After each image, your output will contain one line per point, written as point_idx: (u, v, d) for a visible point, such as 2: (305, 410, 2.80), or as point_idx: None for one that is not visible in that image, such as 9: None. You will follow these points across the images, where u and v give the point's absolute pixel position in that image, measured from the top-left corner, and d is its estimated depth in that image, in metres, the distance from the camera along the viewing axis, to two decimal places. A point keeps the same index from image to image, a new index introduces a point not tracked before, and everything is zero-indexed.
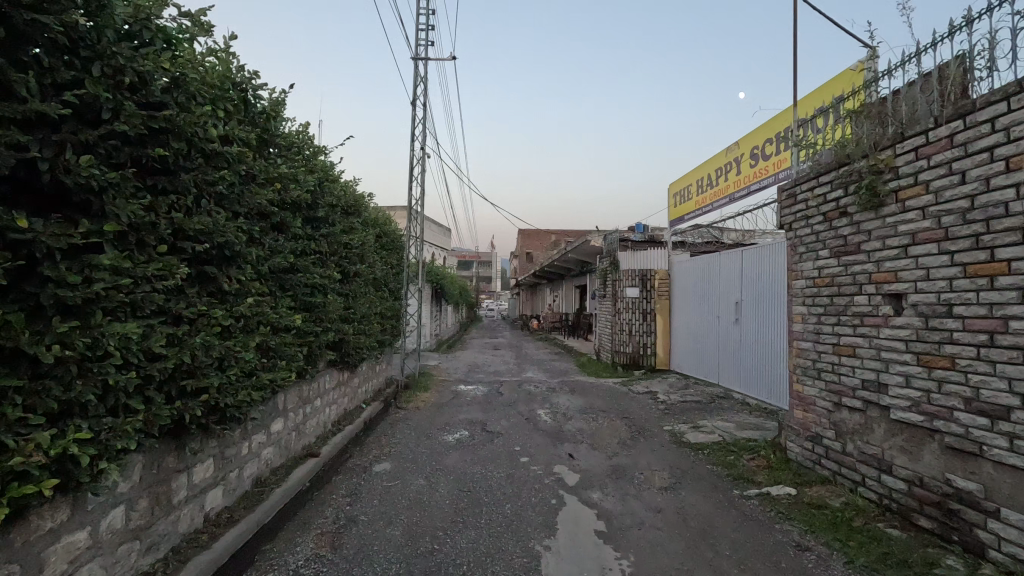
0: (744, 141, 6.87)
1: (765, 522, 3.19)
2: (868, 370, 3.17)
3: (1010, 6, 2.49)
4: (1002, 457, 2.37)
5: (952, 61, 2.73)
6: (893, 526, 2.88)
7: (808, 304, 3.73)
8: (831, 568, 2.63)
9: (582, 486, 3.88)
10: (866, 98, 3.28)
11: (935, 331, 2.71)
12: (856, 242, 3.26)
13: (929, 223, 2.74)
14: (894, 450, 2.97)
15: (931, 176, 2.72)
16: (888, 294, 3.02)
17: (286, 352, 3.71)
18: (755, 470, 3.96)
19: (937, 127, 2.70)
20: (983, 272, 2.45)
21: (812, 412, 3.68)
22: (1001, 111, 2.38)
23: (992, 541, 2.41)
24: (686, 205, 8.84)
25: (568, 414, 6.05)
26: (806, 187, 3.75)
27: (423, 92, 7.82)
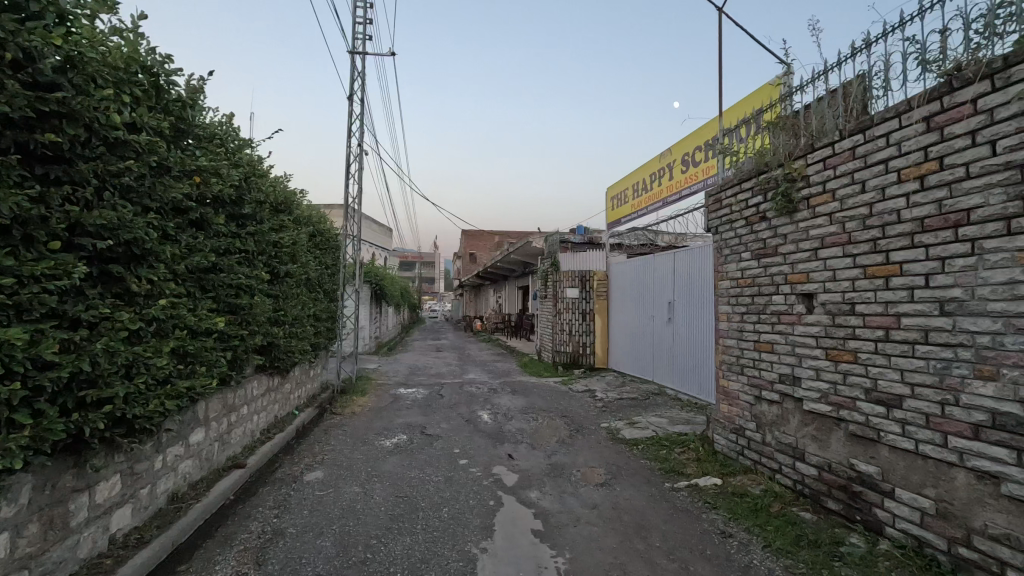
0: (676, 147, 7.16)
1: (693, 512, 3.33)
2: (784, 365, 3.39)
3: (902, 32, 2.73)
4: (896, 441, 2.60)
5: (854, 80, 2.97)
6: (805, 510, 3.09)
7: (732, 304, 3.94)
8: (750, 552, 2.79)
9: (520, 486, 3.89)
10: (781, 111, 3.51)
11: (841, 328, 2.94)
12: (773, 246, 3.48)
13: (835, 228, 2.97)
14: (806, 439, 3.20)
15: (837, 185, 2.95)
16: (801, 294, 3.24)
17: (207, 358, 3.46)
18: (685, 462, 4.14)
19: (842, 139, 2.93)
20: (880, 273, 2.69)
21: (736, 405, 3.89)
22: (894, 127, 2.62)
23: (888, 518, 2.64)
24: (623, 208, 9.12)
25: (509, 414, 6.07)
26: (729, 193, 3.97)
27: (360, 87, 7.59)
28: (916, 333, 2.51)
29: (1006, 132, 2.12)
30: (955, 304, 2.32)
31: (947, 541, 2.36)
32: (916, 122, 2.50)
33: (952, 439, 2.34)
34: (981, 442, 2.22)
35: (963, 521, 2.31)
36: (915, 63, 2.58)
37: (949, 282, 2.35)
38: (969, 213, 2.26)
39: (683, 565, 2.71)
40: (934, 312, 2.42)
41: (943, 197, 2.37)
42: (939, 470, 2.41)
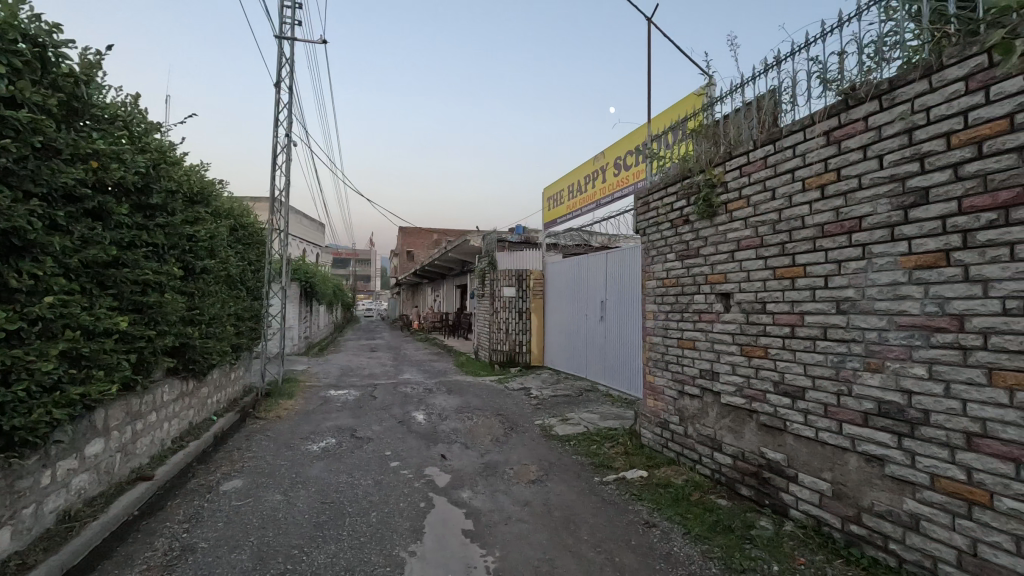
0: (609, 151, 7.37)
1: (620, 504, 3.45)
2: (704, 361, 3.58)
3: (807, 52, 2.96)
4: (799, 430, 2.82)
5: (766, 94, 3.18)
6: (721, 497, 3.29)
7: (658, 303, 4.11)
8: (672, 540, 2.92)
9: (452, 486, 3.85)
10: (703, 120, 3.70)
11: (754, 325, 3.15)
12: (695, 248, 3.66)
13: (749, 232, 3.17)
14: (723, 430, 3.39)
15: (751, 191, 3.15)
16: (719, 293, 3.43)
17: (107, 361, 3.14)
18: (614, 456, 4.27)
19: (755, 149, 3.14)
20: (787, 274, 2.90)
21: (661, 400, 4.07)
22: (799, 139, 2.83)
23: (792, 501, 2.86)
24: (559, 209, 9.28)
25: (443, 414, 6.00)
26: (656, 196, 4.14)
27: (288, 74, 7.21)
28: (816, 330, 2.73)
29: (891, 148, 2.35)
30: (849, 303, 2.54)
31: (841, 520, 2.59)
32: (818, 135, 2.72)
33: (846, 426, 2.56)
34: (869, 429, 2.45)
35: (854, 501, 2.54)
36: (818, 81, 2.80)
37: (844, 283, 2.57)
38: (861, 220, 2.48)
39: (609, 557, 2.79)
40: (832, 310, 2.64)
41: (840, 205, 2.59)
42: (834, 454, 2.63)
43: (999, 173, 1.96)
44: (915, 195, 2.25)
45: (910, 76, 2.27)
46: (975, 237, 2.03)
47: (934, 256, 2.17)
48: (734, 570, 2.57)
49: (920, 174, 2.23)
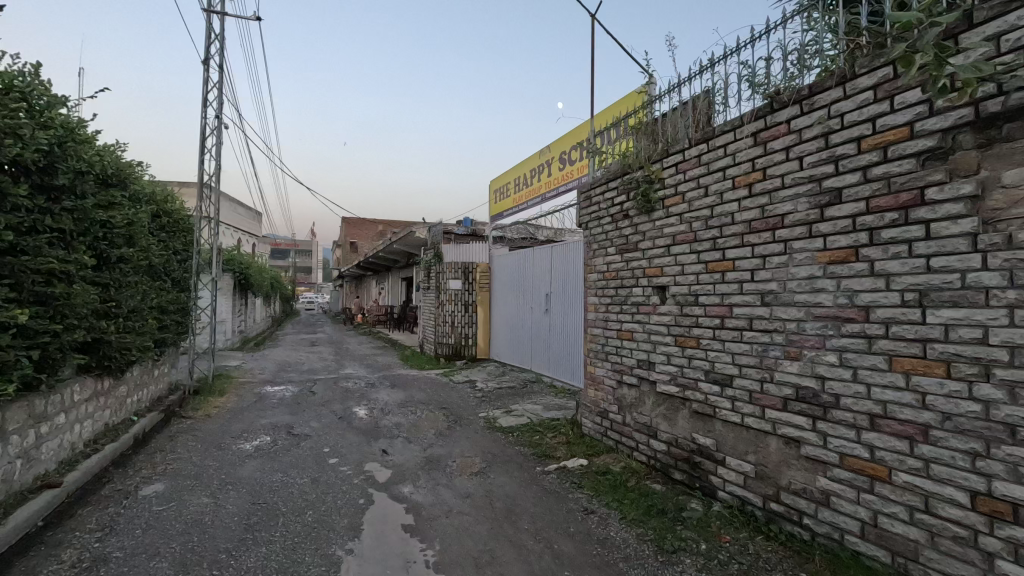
0: (555, 145, 7.44)
1: (561, 492, 3.52)
2: (642, 351, 3.70)
3: (737, 56, 3.09)
4: (727, 415, 2.98)
5: (701, 95, 3.30)
6: (656, 482, 3.42)
7: (599, 295, 4.21)
8: (608, 525, 3.02)
9: (393, 481, 3.79)
10: (643, 118, 3.80)
11: (687, 317, 3.28)
12: (634, 242, 3.76)
13: (684, 227, 3.30)
14: (658, 418, 3.53)
15: (686, 188, 3.27)
16: (656, 286, 3.55)
17: (3, 359, 2.83)
18: (556, 446, 4.35)
19: (690, 148, 3.26)
20: (717, 268, 3.04)
21: (601, 390, 4.17)
22: (730, 139, 2.97)
23: (720, 483, 3.02)
24: (505, 202, 9.29)
25: (386, 409, 5.88)
26: (598, 191, 4.22)
27: (219, 51, 6.76)
28: (743, 321, 2.88)
29: (810, 150, 2.51)
30: (772, 296, 2.70)
31: (762, 498, 2.76)
32: (747, 136, 2.86)
33: (768, 411, 2.73)
34: (788, 413, 2.62)
35: (774, 480, 2.71)
36: (747, 84, 2.94)
37: (768, 277, 2.72)
38: (783, 218, 2.64)
39: (548, 544, 2.84)
40: (757, 303, 2.79)
41: (765, 203, 2.74)
42: (757, 437, 2.80)
43: (902, 176, 2.13)
44: (829, 195, 2.41)
45: (827, 83, 2.43)
46: (881, 234, 2.21)
47: (846, 252, 2.34)
48: (665, 551, 2.68)
49: (835, 175, 2.39)
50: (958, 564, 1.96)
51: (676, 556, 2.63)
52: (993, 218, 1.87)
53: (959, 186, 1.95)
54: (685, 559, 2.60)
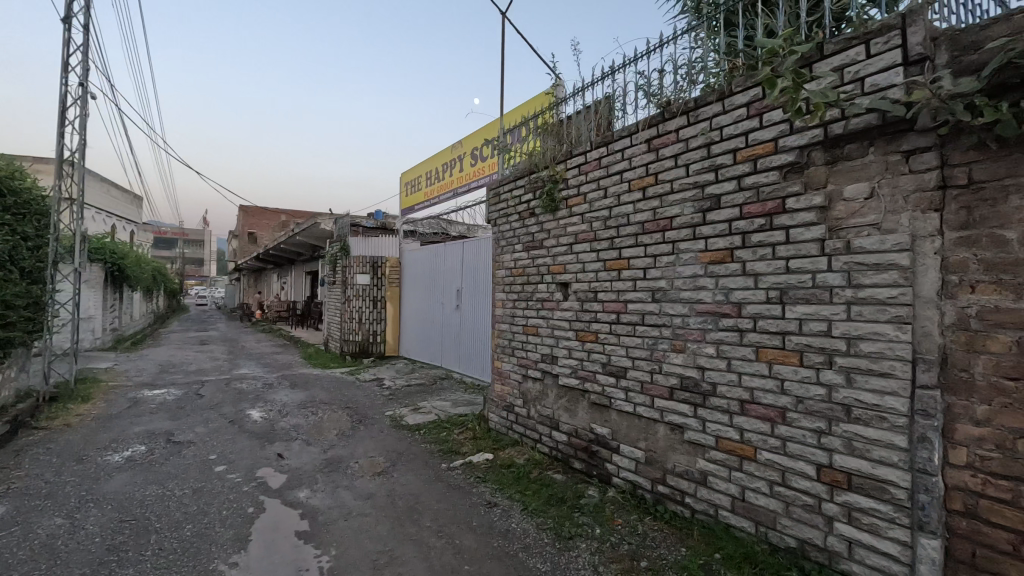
0: (467, 140, 7.41)
1: (465, 487, 3.53)
2: (545, 346, 3.81)
3: (634, 66, 3.27)
4: (621, 405, 3.16)
5: (602, 100, 3.45)
6: (558, 472, 3.55)
7: (506, 291, 4.27)
8: (510, 517, 3.08)
9: (288, 486, 3.57)
10: (549, 119, 3.90)
11: (587, 312, 3.43)
12: (539, 239, 3.86)
13: (586, 226, 3.43)
14: (560, 410, 3.65)
15: (588, 189, 3.41)
16: (559, 283, 3.67)
17: None
18: (462, 442, 4.35)
19: (592, 150, 3.40)
20: (615, 266, 3.20)
21: (507, 384, 4.24)
22: (627, 144, 3.13)
23: (615, 469, 3.19)
24: (417, 196, 9.12)
25: (284, 410, 5.53)
26: (506, 188, 4.27)
27: (83, 10, 5.92)
28: (636, 316, 3.06)
29: (694, 158, 2.72)
30: (661, 292, 2.89)
31: (651, 482, 2.96)
32: (641, 142, 3.04)
33: (657, 400, 2.93)
34: (674, 401, 2.83)
35: (661, 464, 2.92)
36: (643, 94, 3.11)
37: (658, 275, 2.91)
38: (671, 220, 2.84)
39: (450, 540, 2.84)
40: (648, 299, 2.98)
41: (657, 206, 2.93)
42: (647, 425, 3.00)
43: (768, 187, 2.38)
44: (710, 200, 2.63)
45: (709, 98, 2.64)
46: (751, 238, 2.45)
47: (723, 253, 2.57)
48: (563, 537, 2.79)
49: (715, 183, 2.61)
50: (806, 528, 2.24)
51: (572, 542, 2.74)
52: (837, 226, 2.15)
53: (812, 197, 2.22)
54: (581, 544, 2.72)
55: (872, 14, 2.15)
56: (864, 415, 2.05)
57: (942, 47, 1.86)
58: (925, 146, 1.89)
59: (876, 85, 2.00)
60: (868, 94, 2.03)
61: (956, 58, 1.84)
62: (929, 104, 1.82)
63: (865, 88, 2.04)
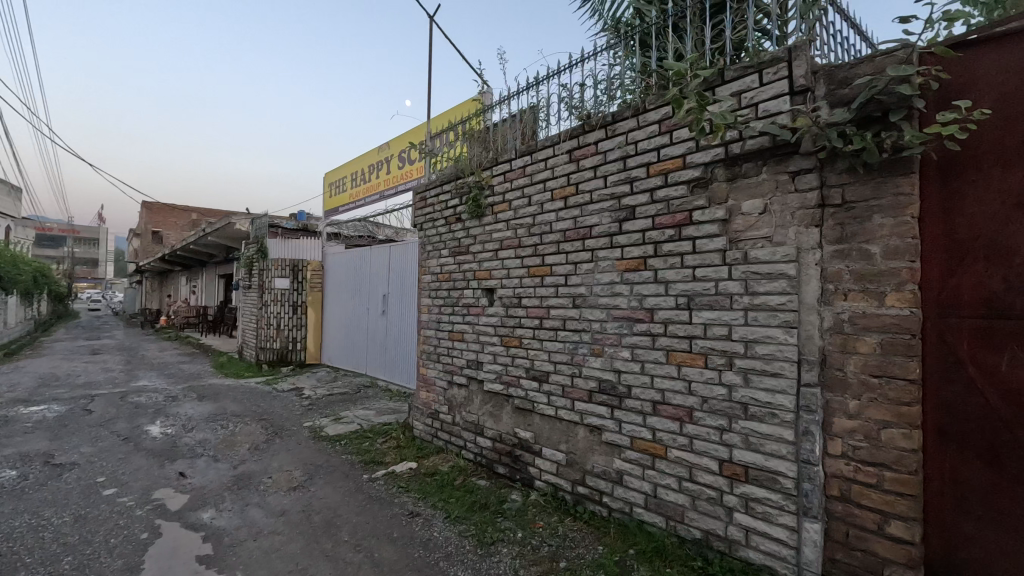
0: (394, 142, 7.26)
1: (387, 498, 3.43)
2: (471, 351, 3.80)
3: (557, 79, 3.37)
4: (543, 409, 3.21)
5: (527, 110, 3.52)
6: (482, 477, 3.55)
7: (432, 297, 4.22)
8: (432, 526, 3.03)
9: (190, 508, 3.29)
10: (477, 126, 3.92)
11: (511, 318, 3.47)
12: (465, 245, 3.86)
13: (511, 233, 3.47)
14: (485, 416, 3.66)
15: (512, 196, 3.46)
16: (484, 289, 3.68)
17: None
18: (385, 451, 4.24)
19: (516, 158, 3.46)
20: (538, 273, 3.27)
21: (432, 391, 4.19)
22: (550, 154, 3.22)
23: (537, 473, 3.25)
24: (341, 197, 8.80)
25: (188, 425, 5.10)
26: (432, 193, 4.24)
27: None
28: (558, 322, 3.14)
29: (612, 170, 2.84)
30: (581, 299, 2.99)
31: (571, 483, 3.04)
32: (563, 153, 3.13)
33: (577, 403, 3.01)
34: (592, 403, 2.93)
35: (581, 466, 3.00)
36: (565, 106, 3.21)
37: (578, 282, 3.01)
38: (591, 229, 2.95)
39: (368, 554, 2.74)
40: (569, 305, 3.06)
41: (577, 215, 3.02)
42: (568, 428, 3.07)
43: (677, 200, 2.53)
44: (626, 211, 2.76)
45: (625, 114, 2.78)
46: (662, 247, 2.60)
47: (637, 261, 2.70)
48: (485, 543, 2.79)
49: (630, 194, 2.74)
50: (710, 520, 2.39)
51: (494, 547, 2.75)
52: (736, 238, 2.33)
53: (715, 210, 2.39)
54: (502, 549, 2.73)
55: (764, 45, 2.36)
56: (759, 412, 2.23)
57: (821, 80, 2.08)
58: (808, 168, 2.10)
59: (767, 111, 2.20)
60: (761, 118, 2.22)
61: (832, 91, 2.06)
62: (810, 130, 2.02)
63: (759, 113, 2.24)
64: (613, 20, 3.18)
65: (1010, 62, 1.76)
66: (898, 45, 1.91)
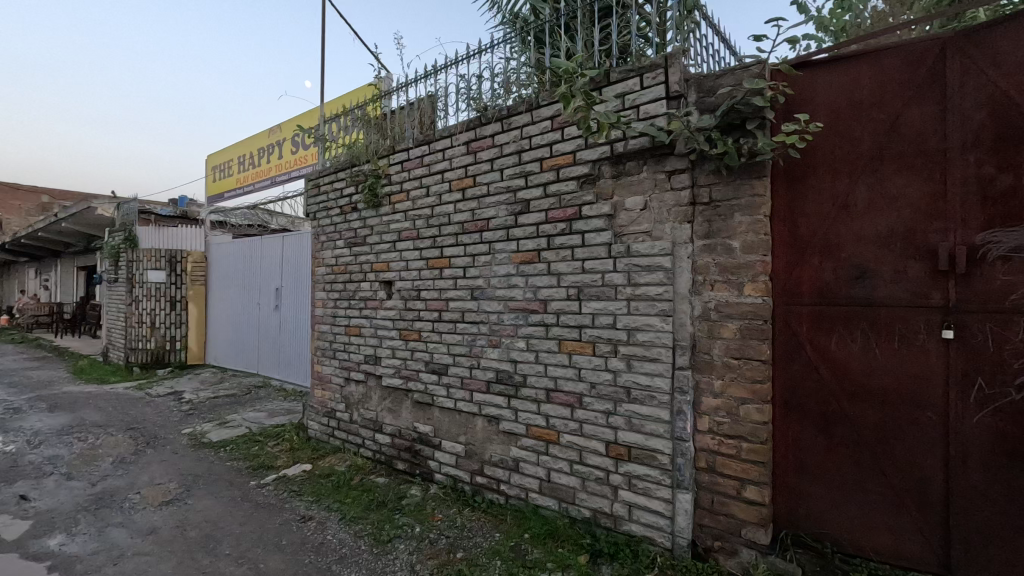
0: (286, 125, 6.77)
1: (276, 504, 3.22)
2: (368, 346, 3.67)
3: (455, 69, 3.33)
4: (443, 402, 3.19)
5: (424, 98, 3.44)
6: (380, 475, 3.46)
7: (326, 290, 4.01)
8: (325, 529, 2.90)
9: (32, 535, 2.85)
10: (374, 112, 3.77)
11: (410, 311, 3.40)
12: (362, 236, 3.71)
13: (409, 224, 3.39)
14: (384, 412, 3.56)
15: (410, 186, 3.38)
16: (382, 281, 3.57)
17: None
18: (276, 455, 3.98)
19: (414, 148, 3.38)
20: (436, 265, 3.23)
21: (328, 389, 4.00)
22: (448, 144, 3.18)
23: (437, 466, 3.23)
24: (227, 181, 8.05)
25: (35, 440, 4.41)
26: (326, 180, 4.03)
27: None
28: (456, 314, 3.13)
29: (508, 164, 2.87)
30: (479, 291, 3.00)
31: (469, 474, 3.07)
32: (460, 144, 3.11)
33: (475, 394, 3.03)
34: (490, 394, 2.97)
35: (479, 456, 3.03)
36: (463, 97, 3.19)
37: (476, 274, 3.02)
38: (488, 221, 2.96)
39: (252, 566, 2.56)
40: (467, 297, 3.07)
41: (474, 207, 3.03)
42: (466, 419, 3.09)
43: (568, 195, 2.63)
44: (521, 204, 2.81)
45: (520, 108, 2.82)
46: (554, 240, 2.68)
47: (531, 254, 2.77)
48: (381, 542, 2.72)
49: (525, 188, 2.79)
50: (598, 499, 2.53)
51: (390, 545, 2.69)
52: (620, 232, 2.46)
53: (601, 206, 2.51)
54: (400, 545, 2.69)
55: (646, 52, 2.51)
56: (640, 395, 2.39)
57: (692, 88, 2.26)
58: (681, 168, 2.27)
59: (647, 113, 2.35)
60: (642, 120, 2.36)
61: (701, 99, 2.24)
62: (683, 133, 2.19)
63: (640, 114, 2.38)
64: (511, 14, 3.21)
65: (841, 84, 2.03)
66: (753, 61, 2.13)
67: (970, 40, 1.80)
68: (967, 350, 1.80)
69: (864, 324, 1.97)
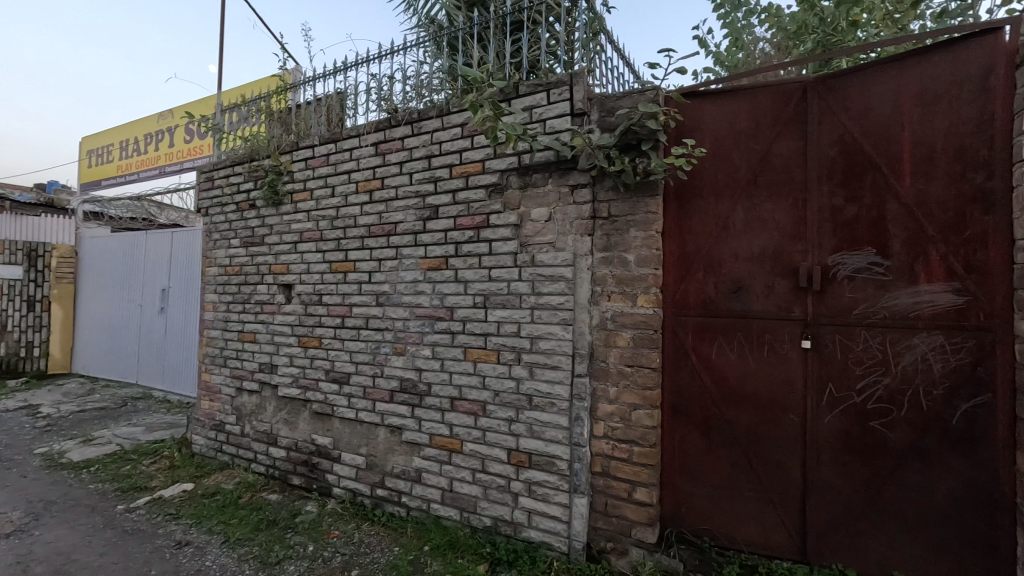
0: (178, 109, 6.19)
1: (148, 530, 2.89)
2: (264, 354, 3.43)
3: (366, 67, 3.23)
4: (343, 413, 3.05)
5: (333, 95, 3.30)
6: (272, 491, 3.22)
7: (218, 293, 3.70)
8: (204, 554, 2.64)
9: None
10: (277, 105, 3.56)
11: (310, 317, 3.22)
12: (260, 235, 3.47)
13: (312, 225, 3.23)
14: (279, 424, 3.34)
15: (314, 185, 3.22)
16: (281, 284, 3.36)
17: None
18: (152, 474, 3.58)
19: (319, 146, 3.22)
20: (340, 269, 3.09)
21: (217, 400, 3.68)
22: (355, 144, 3.07)
23: (336, 480, 3.08)
24: (106, 167, 7.20)
25: None
26: (221, 174, 3.73)
27: None
28: (360, 320, 3.01)
29: (417, 167, 2.83)
30: (384, 296, 2.92)
31: (369, 486, 2.95)
32: (369, 145, 3.01)
33: (378, 404, 2.92)
34: (393, 403, 2.88)
35: (380, 468, 2.92)
36: (373, 97, 3.09)
37: (381, 279, 2.93)
38: (395, 225, 2.89)
39: None
40: (372, 303, 2.96)
41: (382, 210, 2.94)
42: (369, 430, 2.97)
43: (476, 203, 2.63)
44: (429, 210, 2.77)
45: (430, 113, 2.79)
46: (462, 247, 2.67)
47: (439, 260, 2.73)
48: (268, 565, 2.53)
49: (434, 194, 2.76)
50: (499, 507, 2.54)
51: (279, 567, 2.51)
52: (525, 242, 2.50)
53: (508, 215, 2.54)
54: (289, 567, 2.51)
55: (554, 68, 2.59)
56: (540, 402, 2.44)
57: (594, 107, 2.37)
58: (583, 183, 2.36)
59: (553, 128, 2.42)
60: (548, 134, 2.43)
61: (602, 118, 2.35)
62: (585, 150, 2.28)
63: (546, 128, 2.44)
64: (426, 18, 3.18)
65: (723, 114, 2.22)
66: (649, 86, 2.27)
67: (826, 85, 2.04)
68: (822, 358, 2.02)
69: (739, 334, 2.16)
